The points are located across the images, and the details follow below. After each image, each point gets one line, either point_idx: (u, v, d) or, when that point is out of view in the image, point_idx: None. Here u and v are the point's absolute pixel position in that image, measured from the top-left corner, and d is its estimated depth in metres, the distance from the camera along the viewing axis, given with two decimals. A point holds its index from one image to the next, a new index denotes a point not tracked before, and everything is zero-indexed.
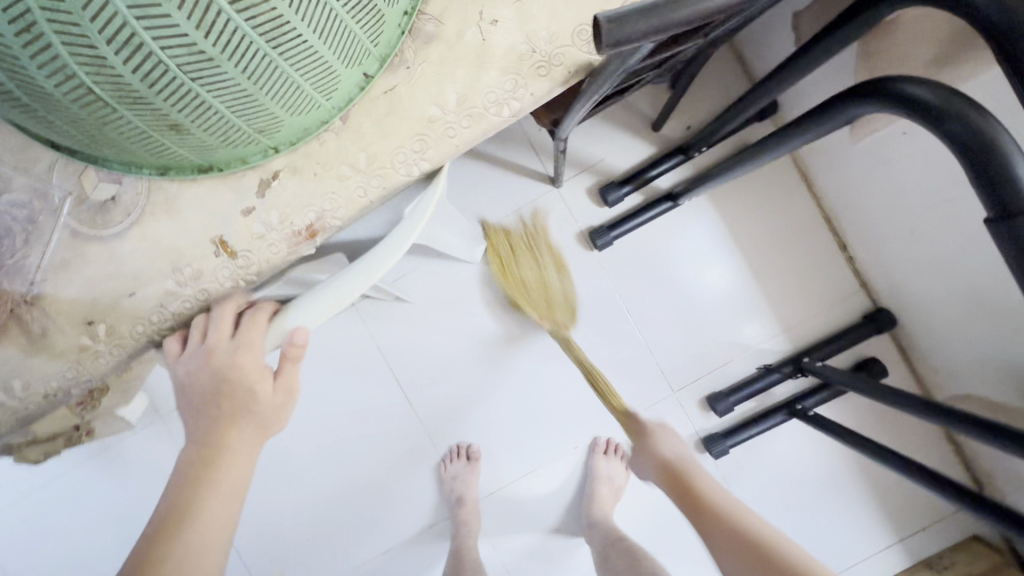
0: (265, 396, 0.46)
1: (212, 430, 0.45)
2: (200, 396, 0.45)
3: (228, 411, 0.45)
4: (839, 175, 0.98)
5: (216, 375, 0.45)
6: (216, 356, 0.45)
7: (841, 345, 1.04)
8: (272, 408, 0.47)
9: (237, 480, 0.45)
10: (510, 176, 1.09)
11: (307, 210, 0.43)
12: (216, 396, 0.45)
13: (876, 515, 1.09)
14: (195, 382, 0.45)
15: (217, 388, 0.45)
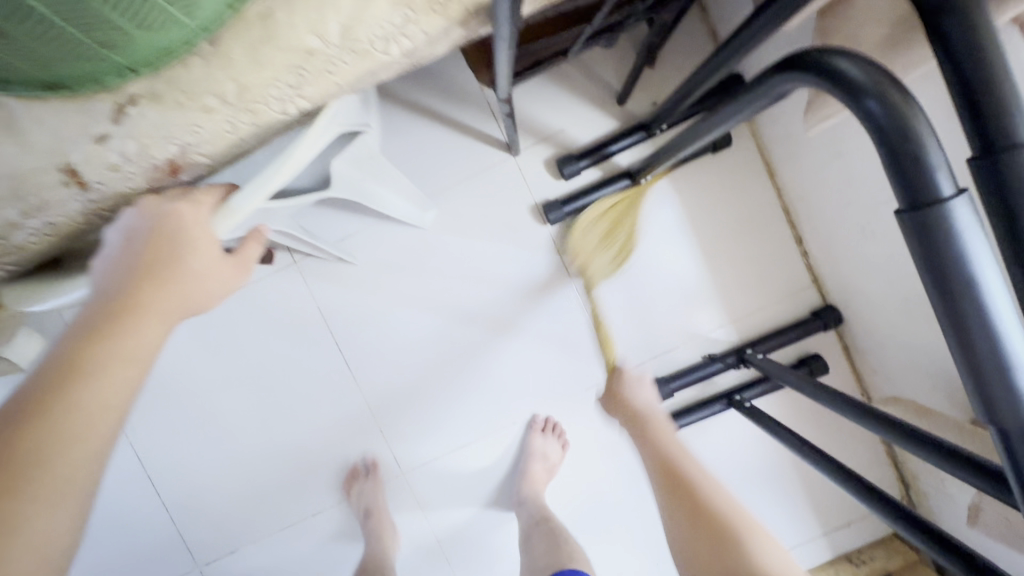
0: (209, 260, 0.45)
1: (114, 301, 0.40)
2: (112, 270, 0.42)
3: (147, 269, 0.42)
4: (796, 164, 0.96)
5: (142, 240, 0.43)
6: (146, 223, 0.44)
7: (785, 338, 1.03)
8: (206, 273, 0.45)
9: (134, 347, 0.39)
10: (465, 139, 1.04)
11: (168, 142, 0.42)
12: (133, 262, 0.42)
13: (804, 507, 1.11)
14: (114, 253, 0.43)
15: (141, 249, 0.43)
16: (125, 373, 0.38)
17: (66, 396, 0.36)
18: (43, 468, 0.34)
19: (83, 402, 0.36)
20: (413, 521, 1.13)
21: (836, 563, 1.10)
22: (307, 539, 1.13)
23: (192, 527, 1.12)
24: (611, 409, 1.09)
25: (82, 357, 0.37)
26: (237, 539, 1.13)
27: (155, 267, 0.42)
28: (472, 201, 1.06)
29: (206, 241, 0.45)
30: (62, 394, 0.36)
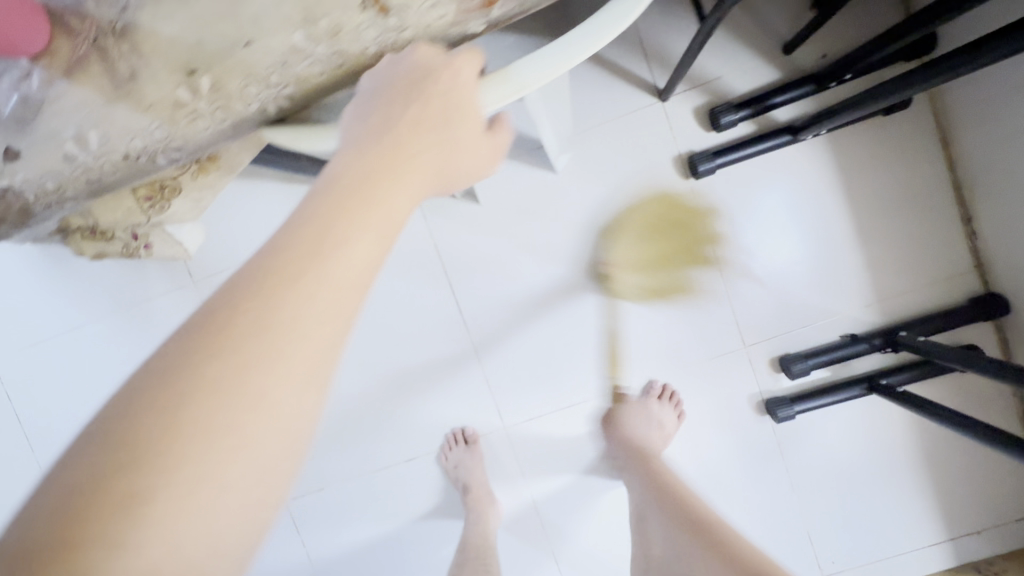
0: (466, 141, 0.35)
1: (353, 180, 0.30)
2: (359, 123, 0.32)
3: (401, 130, 0.32)
4: (991, 133, 0.86)
5: (402, 91, 0.33)
6: (411, 69, 0.34)
7: (940, 324, 0.95)
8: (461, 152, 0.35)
9: (386, 219, 0.29)
10: (613, 80, 0.97)
11: None
12: (388, 118, 0.32)
13: (931, 510, 1.03)
14: (364, 102, 0.33)
15: (398, 104, 0.33)
16: (374, 252, 0.29)
17: (315, 268, 0.27)
18: (286, 361, 0.26)
19: (335, 282, 0.28)
20: (510, 479, 1.08)
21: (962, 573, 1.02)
22: (398, 484, 1.09)
23: None
24: (734, 382, 1.03)
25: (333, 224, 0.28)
26: (328, 475, 1.10)
27: (413, 133, 0.32)
28: (611, 145, 0.99)
29: (472, 109, 0.35)
30: (314, 267, 0.27)
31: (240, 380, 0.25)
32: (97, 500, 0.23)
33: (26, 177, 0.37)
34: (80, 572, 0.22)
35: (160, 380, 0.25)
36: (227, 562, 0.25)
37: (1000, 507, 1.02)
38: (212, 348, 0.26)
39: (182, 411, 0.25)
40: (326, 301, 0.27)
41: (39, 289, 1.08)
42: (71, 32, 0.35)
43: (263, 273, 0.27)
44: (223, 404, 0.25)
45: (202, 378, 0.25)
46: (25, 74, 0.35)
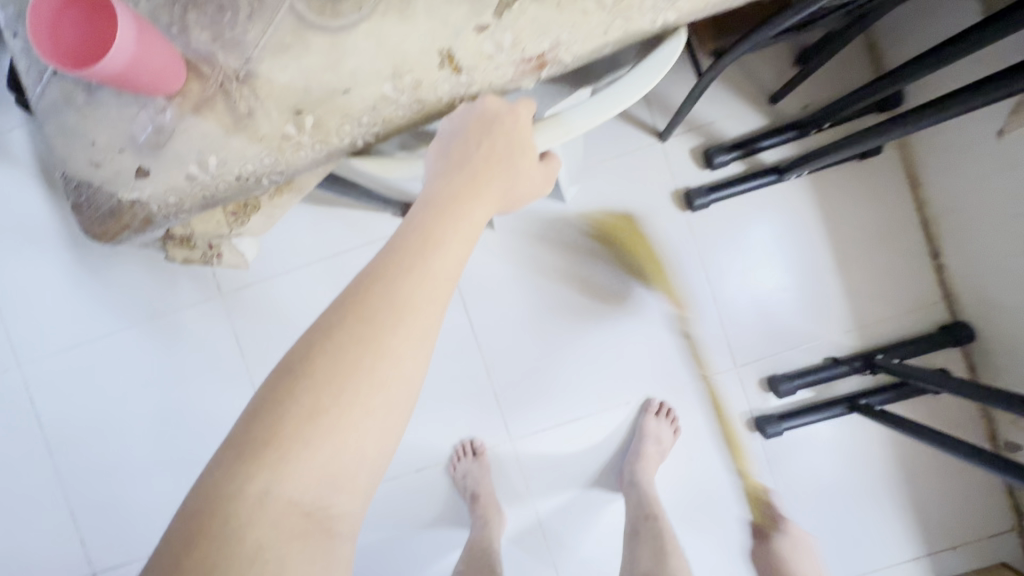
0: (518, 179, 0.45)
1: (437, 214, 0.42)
2: (443, 163, 0.44)
3: (474, 170, 0.43)
4: (953, 179, 0.97)
5: (472, 135, 0.43)
6: (480, 117, 0.43)
7: (914, 350, 1.04)
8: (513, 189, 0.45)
9: (468, 235, 0.42)
10: (617, 120, 1.08)
11: (543, 38, 0.42)
12: (464, 159, 0.43)
13: (909, 526, 1.10)
14: (444, 147, 0.44)
15: (471, 146, 0.43)
16: (459, 259, 0.42)
17: (422, 269, 0.40)
18: (403, 330, 0.39)
19: (434, 279, 0.41)
20: (514, 491, 1.13)
21: None
22: (406, 493, 1.14)
23: None
24: (726, 400, 1.10)
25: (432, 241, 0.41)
26: None
27: (484, 171, 0.43)
28: (615, 179, 1.09)
29: (530, 146, 0.44)
30: (421, 267, 0.40)
31: (374, 341, 0.39)
32: (290, 409, 0.37)
33: (155, 192, 0.44)
34: (286, 451, 0.37)
35: (322, 341, 0.39)
36: (370, 457, 0.39)
37: (973, 525, 1.09)
38: (356, 320, 0.39)
39: (332, 369, 0.38)
40: (429, 289, 0.40)
41: (74, 296, 1.14)
42: (201, 76, 0.43)
43: (387, 269, 0.41)
44: (366, 356, 0.39)
45: (351, 339, 0.39)
46: (160, 109, 0.43)
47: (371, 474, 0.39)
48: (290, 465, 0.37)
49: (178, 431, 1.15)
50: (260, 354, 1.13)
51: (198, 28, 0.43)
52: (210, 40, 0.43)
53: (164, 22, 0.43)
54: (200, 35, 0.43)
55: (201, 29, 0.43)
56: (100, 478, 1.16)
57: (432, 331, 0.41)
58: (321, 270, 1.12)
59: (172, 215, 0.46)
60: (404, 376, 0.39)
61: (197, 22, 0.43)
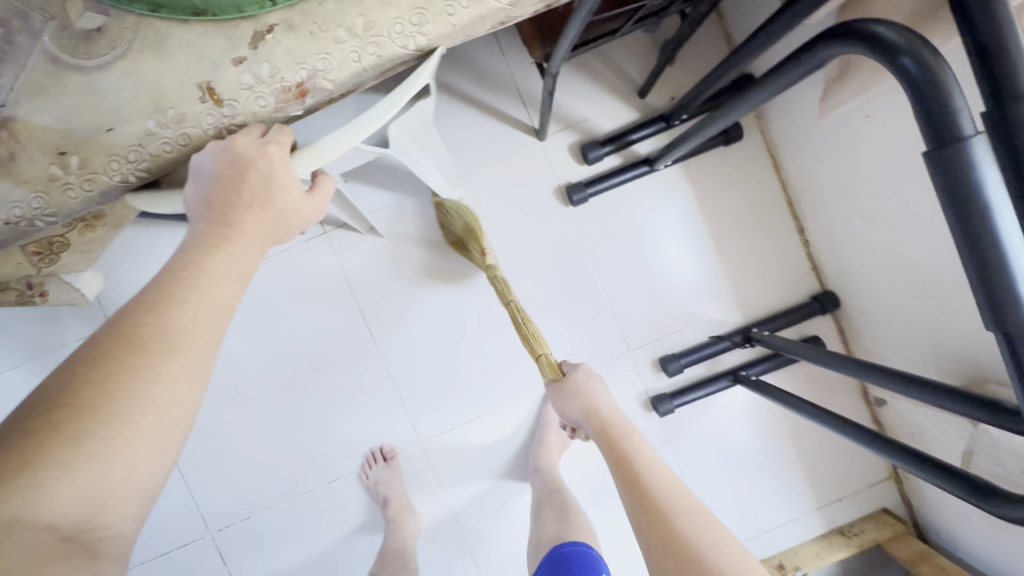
0: (289, 194, 0.45)
1: (209, 234, 0.42)
2: (205, 197, 0.43)
3: (241, 200, 0.43)
4: (804, 157, 1.04)
5: (228, 167, 0.43)
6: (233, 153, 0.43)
7: (786, 321, 1.11)
8: (288, 207, 0.45)
9: (243, 259, 0.42)
10: (496, 121, 1.11)
11: (299, 67, 0.44)
12: (225, 191, 0.43)
13: (801, 484, 1.18)
14: (201, 179, 0.43)
15: (231, 180, 0.43)
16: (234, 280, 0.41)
17: (192, 295, 0.39)
18: (176, 356, 0.37)
19: (207, 302, 0.39)
20: (430, 490, 1.15)
21: (830, 536, 1.16)
22: (322, 506, 1.14)
23: (206, 490, 1.13)
24: (623, 383, 1.15)
25: (200, 270, 0.40)
26: (253, 502, 1.14)
27: (251, 200, 0.43)
28: (499, 179, 1.12)
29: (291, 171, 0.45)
30: (193, 292, 0.39)
31: (140, 370, 0.36)
32: (38, 443, 0.33)
33: None
34: (39, 483, 0.32)
35: (88, 364, 0.35)
36: (142, 481, 0.35)
37: (856, 477, 1.18)
38: (115, 353, 0.36)
39: (98, 387, 0.35)
40: (202, 314, 0.39)
41: None
42: None
43: (155, 297, 0.38)
44: (132, 384, 0.35)
45: (120, 361, 0.36)
46: None
47: (144, 505, 0.36)
48: (37, 505, 0.32)
49: None
50: None
51: None
52: None
53: None
54: None
55: None
56: None
57: (212, 354, 0.39)
58: None
59: None
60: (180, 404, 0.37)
61: None
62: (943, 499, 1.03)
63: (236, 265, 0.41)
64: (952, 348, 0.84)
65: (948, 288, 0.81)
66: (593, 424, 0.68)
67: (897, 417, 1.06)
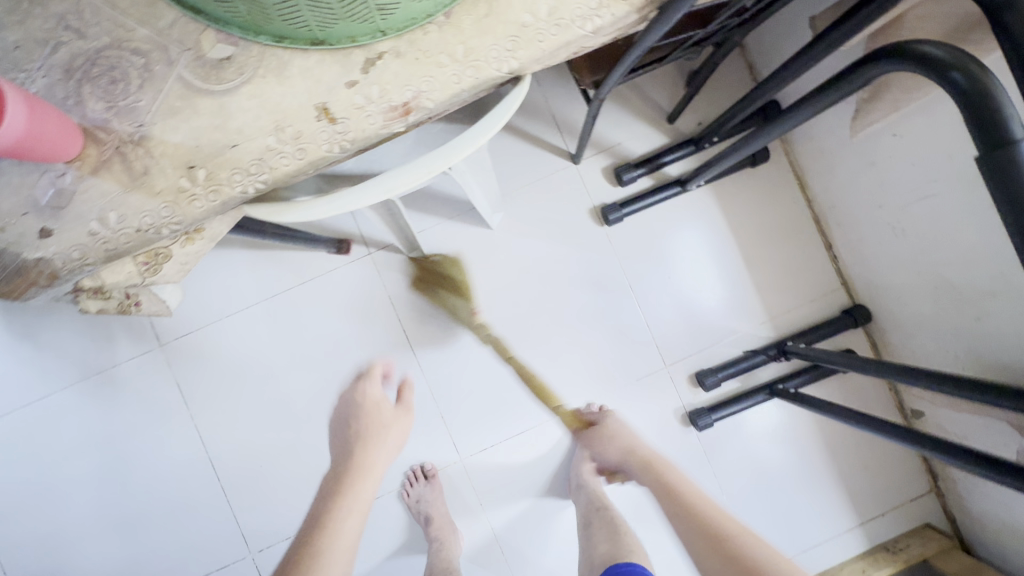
0: (386, 412, 0.96)
1: (365, 426, 0.94)
2: (353, 415, 0.99)
3: (364, 422, 0.94)
4: (832, 176, 1.08)
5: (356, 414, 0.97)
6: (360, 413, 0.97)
7: (819, 333, 1.13)
8: (390, 424, 0.95)
9: (383, 449, 0.89)
10: (533, 147, 1.17)
11: (405, 88, 0.49)
12: (358, 428, 0.95)
13: (841, 500, 1.17)
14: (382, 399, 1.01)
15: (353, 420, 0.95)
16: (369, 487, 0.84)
17: (374, 441, 0.90)
18: (369, 468, 0.85)
19: (377, 462, 0.87)
20: (469, 508, 1.15)
21: (873, 553, 1.14)
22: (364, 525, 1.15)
23: (246, 511, 1.14)
24: (661, 399, 1.17)
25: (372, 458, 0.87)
26: (293, 523, 1.14)
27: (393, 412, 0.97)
28: (538, 199, 1.17)
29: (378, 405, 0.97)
30: (372, 453, 0.88)
31: (370, 443, 0.89)
32: (347, 477, 0.84)
33: (59, 248, 0.48)
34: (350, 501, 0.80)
35: (349, 459, 0.87)
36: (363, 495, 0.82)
37: (895, 492, 1.17)
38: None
39: (354, 464, 0.86)
40: (384, 448, 0.89)
41: (8, 361, 1.13)
42: (98, 141, 0.48)
43: (362, 438, 0.90)
44: (368, 455, 0.87)
45: (363, 448, 0.88)
46: (60, 173, 0.48)
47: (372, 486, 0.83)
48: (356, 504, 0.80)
49: (123, 488, 1.13)
50: (206, 399, 1.14)
51: (93, 100, 0.48)
52: (106, 109, 0.48)
53: (62, 96, 0.48)
54: (96, 106, 0.48)
55: (96, 101, 0.48)
56: (47, 546, 1.13)
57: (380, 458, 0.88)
58: (260, 310, 1.15)
59: (78, 268, 0.49)
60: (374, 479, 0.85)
61: (92, 94, 0.48)
62: (989, 510, 1.02)
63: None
64: (988, 355, 0.86)
65: (984, 297, 0.84)
66: (672, 507, 0.77)
67: (935, 428, 1.06)
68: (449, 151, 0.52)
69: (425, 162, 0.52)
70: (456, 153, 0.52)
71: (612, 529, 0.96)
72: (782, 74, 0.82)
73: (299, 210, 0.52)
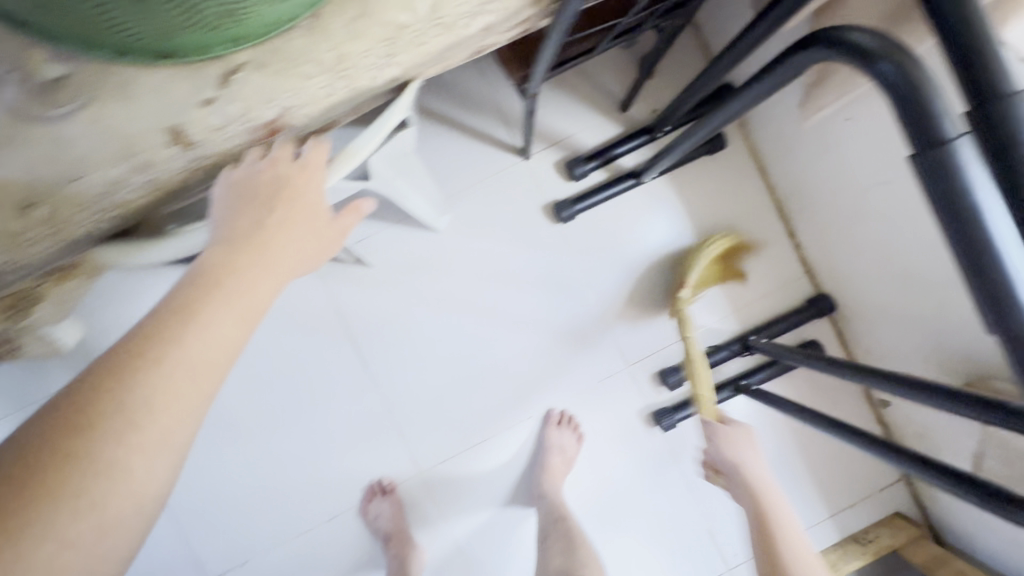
0: (313, 209, 0.52)
1: (234, 238, 0.48)
2: (225, 222, 0.48)
3: (272, 217, 0.49)
4: (791, 162, 1.04)
5: (249, 187, 0.49)
6: (260, 180, 0.50)
7: (782, 326, 1.10)
8: (313, 219, 0.52)
9: (252, 293, 0.46)
10: (480, 143, 1.11)
11: (269, 105, 0.43)
12: (249, 205, 0.49)
13: (812, 492, 1.15)
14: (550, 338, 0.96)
15: (265, 198, 0.50)
16: (237, 332, 0.44)
17: (199, 323, 0.43)
18: (194, 357, 0.42)
19: (200, 348, 0.42)
20: (430, 520, 1.12)
21: (845, 545, 1.12)
22: (322, 545, 1.11)
23: (198, 536, 1.10)
24: (624, 399, 1.13)
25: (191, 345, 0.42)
26: (248, 545, 1.10)
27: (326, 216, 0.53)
28: (487, 199, 1.12)
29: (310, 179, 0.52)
30: (213, 300, 0.44)
31: (188, 334, 0.42)
32: (180, 316, 0.43)
33: None
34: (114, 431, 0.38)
35: (173, 308, 0.43)
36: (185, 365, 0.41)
37: (866, 482, 1.15)
38: (211, 285, 0.44)
39: (158, 337, 0.42)
40: (221, 330, 0.43)
41: None
42: None
43: (187, 300, 0.44)
44: (177, 348, 0.41)
45: (170, 338, 0.41)
46: None
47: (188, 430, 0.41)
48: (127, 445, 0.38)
49: None
50: None
51: None
52: None
53: None
54: None
55: None
56: None
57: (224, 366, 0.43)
58: None
59: None
60: (203, 384, 0.42)
61: None
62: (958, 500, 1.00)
63: (268, 266, 0.47)
64: (953, 347, 0.83)
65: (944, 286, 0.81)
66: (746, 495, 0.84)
67: (903, 418, 1.04)
68: (364, 143, 0.55)
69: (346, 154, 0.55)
70: (370, 144, 0.55)
71: (566, 543, 0.97)
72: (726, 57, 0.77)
73: (174, 244, 0.49)
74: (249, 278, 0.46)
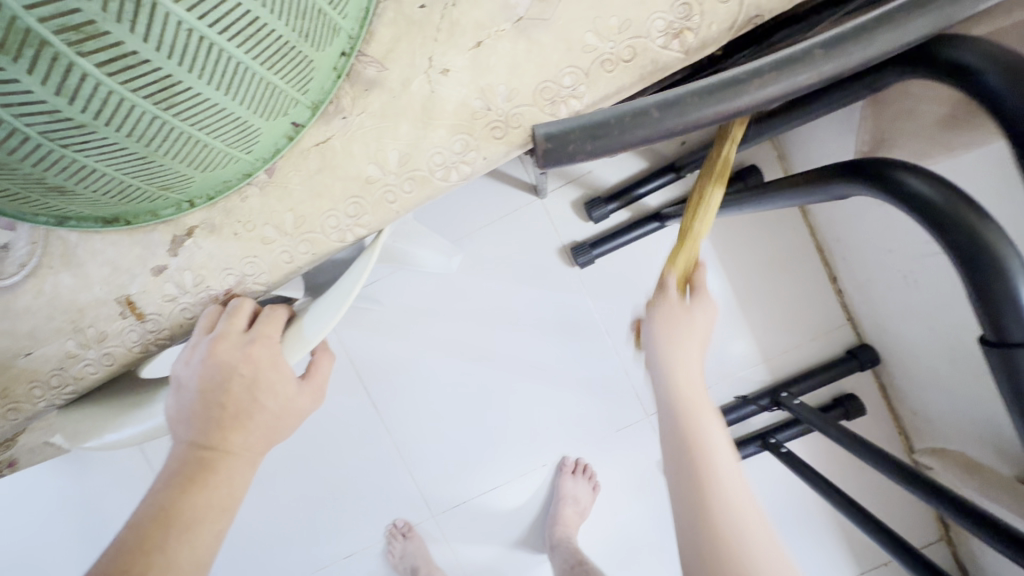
0: (281, 391, 0.43)
1: (201, 443, 0.41)
2: (189, 412, 0.41)
3: (231, 408, 0.41)
4: (837, 212, 0.93)
5: (213, 378, 0.41)
6: (216, 369, 0.41)
7: (817, 381, 1.00)
8: (284, 410, 0.43)
9: (226, 493, 0.40)
10: (494, 180, 1.04)
11: (225, 274, 0.44)
12: (210, 409, 0.41)
13: (843, 551, 1.08)
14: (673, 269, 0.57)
15: (218, 399, 0.41)
16: (215, 530, 0.39)
17: (168, 553, 0.37)
18: None
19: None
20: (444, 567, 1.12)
21: None
22: None
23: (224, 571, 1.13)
24: (641, 447, 1.09)
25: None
26: None
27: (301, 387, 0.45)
28: (500, 240, 1.05)
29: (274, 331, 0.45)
30: (190, 516, 0.38)
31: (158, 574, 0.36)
32: (153, 537, 0.37)
33: None
34: None
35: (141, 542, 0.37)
36: None
37: None
38: (198, 476, 0.40)
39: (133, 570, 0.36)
40: (196, 551, 0.38)
41: None
42: None
43: (161, 522, 0.38)
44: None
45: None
46: None
47: None
48: None
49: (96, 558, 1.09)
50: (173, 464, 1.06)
51: None
52: None
53: None
54: None
55: None
56: None
57: None
58: None
59: None
60: None
61: None
62: None
63: (252, 447, 0.42)
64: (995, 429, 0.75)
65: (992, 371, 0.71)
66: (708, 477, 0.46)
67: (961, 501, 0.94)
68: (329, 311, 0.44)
69: (311, 325, 0.44)
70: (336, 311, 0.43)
71: None
72: (756, 130, 0.67)
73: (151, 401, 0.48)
74: (224, 472, 0.41)
